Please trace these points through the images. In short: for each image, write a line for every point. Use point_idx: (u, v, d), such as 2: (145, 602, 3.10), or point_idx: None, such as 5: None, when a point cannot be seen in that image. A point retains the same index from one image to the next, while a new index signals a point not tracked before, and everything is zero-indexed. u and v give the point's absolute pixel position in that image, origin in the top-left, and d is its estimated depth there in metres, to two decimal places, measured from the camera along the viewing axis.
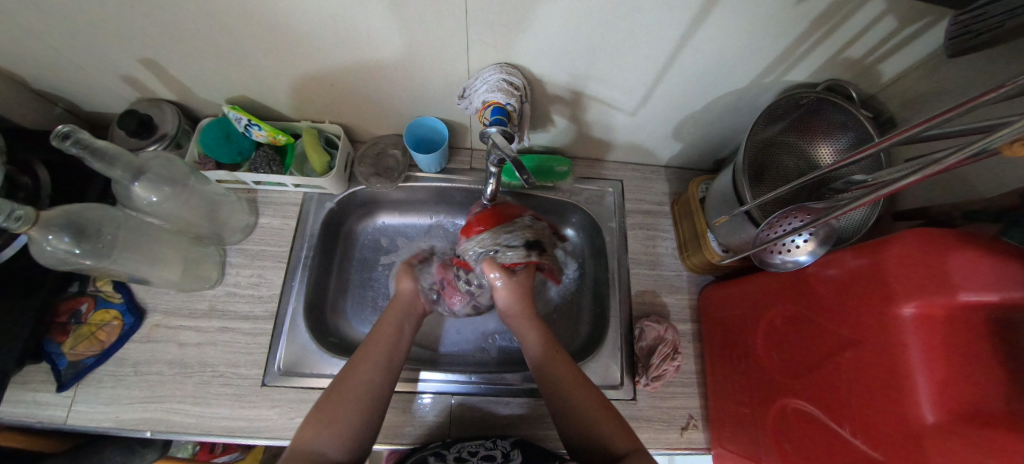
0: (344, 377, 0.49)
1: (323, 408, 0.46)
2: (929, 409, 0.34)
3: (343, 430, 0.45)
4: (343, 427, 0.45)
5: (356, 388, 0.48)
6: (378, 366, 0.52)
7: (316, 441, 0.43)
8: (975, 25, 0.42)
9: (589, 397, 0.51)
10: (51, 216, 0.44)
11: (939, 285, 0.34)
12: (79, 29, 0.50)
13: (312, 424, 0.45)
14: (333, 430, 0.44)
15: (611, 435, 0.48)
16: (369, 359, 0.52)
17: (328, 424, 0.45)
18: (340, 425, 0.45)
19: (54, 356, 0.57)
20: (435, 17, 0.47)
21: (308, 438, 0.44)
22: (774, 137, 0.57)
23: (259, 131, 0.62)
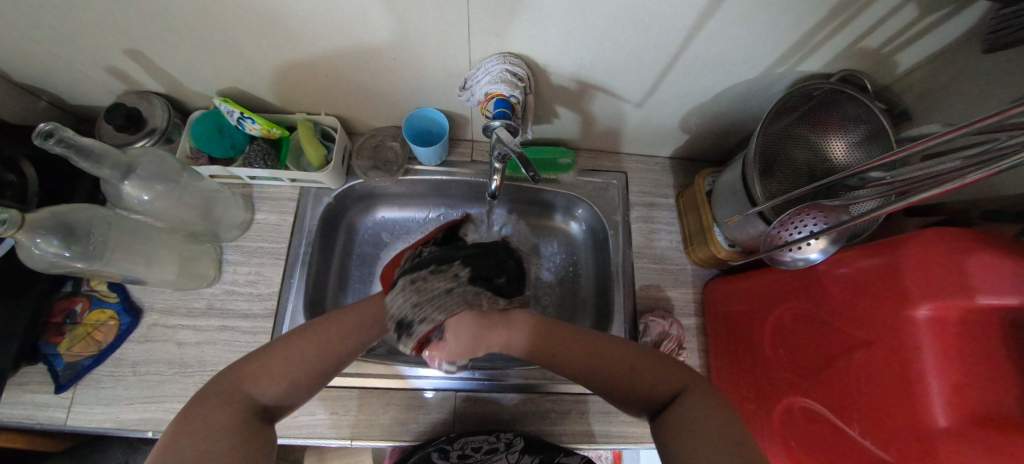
0: (309, 336, 0.46)
1: (278, 361, 0.44)
2: (942, 412, 0.33)
3: (288, 390, 0.44)
4: (290, 388, 0.44)
5: (316, 355, 0.45)
6: (349, 338, 0.47)
7: (257, 391, 0.42)
8: (1015, 20, 0.40)
9: (611, 346, 0.48)
10: (38, 218, 0.42)
11: (956, 287, 0.33)
12: (59, 19, 0.48)
13: (257, 373, 0.43)
14: (281, 388, 0.43)
15: (655, 382, 0.45)
16: (342, 325, 0.48)
17: (275, 382, 0.43)
18: (288, 385, 0.43)
19: (51, 357, 0.56)
20: (434, 5, 0.44)
21: (251, 384, 0.42)
22: (786, 129, 0.54)
23: (252, 125, 0.60)
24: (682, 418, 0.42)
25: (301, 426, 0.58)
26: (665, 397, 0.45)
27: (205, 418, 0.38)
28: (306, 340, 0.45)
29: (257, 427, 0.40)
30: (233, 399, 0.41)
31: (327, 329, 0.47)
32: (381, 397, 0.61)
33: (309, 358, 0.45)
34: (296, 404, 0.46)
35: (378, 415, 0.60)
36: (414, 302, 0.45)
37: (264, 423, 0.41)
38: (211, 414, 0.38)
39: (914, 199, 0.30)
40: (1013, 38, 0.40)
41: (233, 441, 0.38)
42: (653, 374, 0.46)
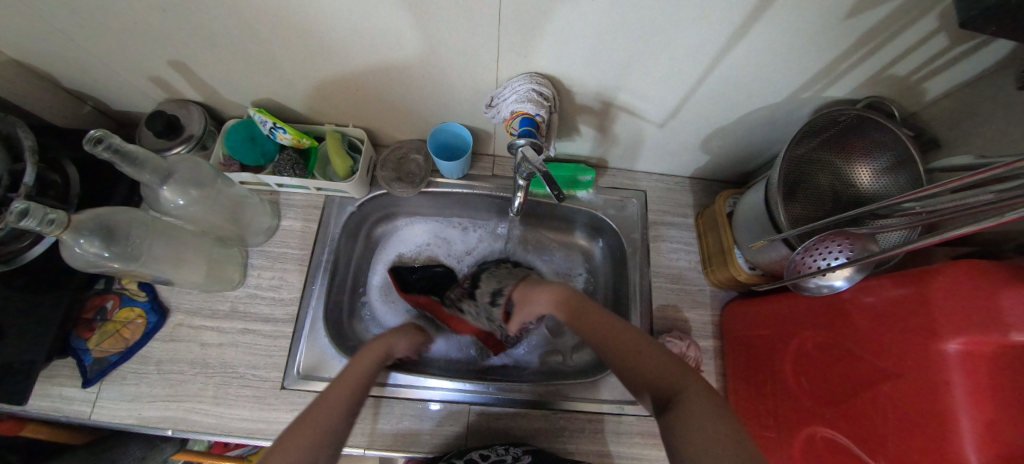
0: (296, 429, 0.41)
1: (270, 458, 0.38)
2: (973, 451, 0.32)
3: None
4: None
5: (310, 441, 0.40)
6: (337, 413, 0.45)
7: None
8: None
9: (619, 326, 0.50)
10: (83, 219, 0.44)
11: (988, 322, 0.33)
12: (113, 31, 0.51)
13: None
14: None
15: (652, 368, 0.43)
16: (329, 408, 0.45)
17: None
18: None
19: (81, 352, 0.58)
20: (467, 25, 0.46)
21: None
22: (810, 154, 0.55)
23: (283, 134, 0.62)
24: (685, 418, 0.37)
25: None
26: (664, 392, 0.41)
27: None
28: (296, 431, 0.41)
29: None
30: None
31: (312, 417, 0.43)
32: (395, 406, 0.61)
33: (307, 443, 0.40)
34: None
35: (391, 424, 0.60)
36: (498, 280, 0.70)
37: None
38: None
39: (950, 234, 0.30)
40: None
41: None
42: (651, 360, 0.44)
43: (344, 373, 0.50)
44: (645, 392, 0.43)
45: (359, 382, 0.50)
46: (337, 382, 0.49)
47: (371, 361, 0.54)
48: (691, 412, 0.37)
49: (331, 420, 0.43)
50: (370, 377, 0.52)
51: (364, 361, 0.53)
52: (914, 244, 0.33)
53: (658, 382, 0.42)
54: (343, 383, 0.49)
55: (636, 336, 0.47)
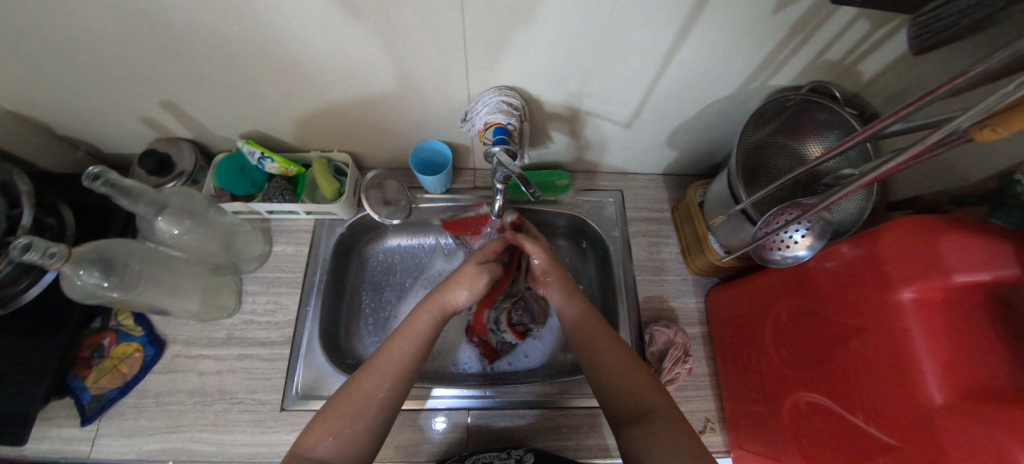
0: (349, 392, 0.46)
1: (326, 417, 0.44)
2: (937, 388, 0.35)
3: (342, 442, 0.43)
4: (348, 439, 0.43)
5: (362, 407, 0.45)
6: (392, 377, 0.48)
7: (312, 452, 0.42)
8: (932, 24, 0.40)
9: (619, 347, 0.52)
10: (83, 252, 0.47)
11: (933, 269, 0.36)
12: (107, 76, 0.54)
13: (312, 434, 0.43)
14: (334, 448, 0.42)
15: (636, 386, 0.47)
16: (381, 370, 0.48)
17: (330, 439, 0.43)
18: (344, 438, 0.43)
19: (78, 391, 0.58)
20: (436, 47, 0.50)
21: (307, 447, 0.42)
22: (765, 139, 0.59)
23: (272, 163, 0.65)
24: (649, 432, 0.42)
25: None
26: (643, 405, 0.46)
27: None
28: (343, 395, 0.46)
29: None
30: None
31: (362, 378, 0.47)
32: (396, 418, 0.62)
33: (352, 410, 0.45)
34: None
35: (394, 436, 0.61)
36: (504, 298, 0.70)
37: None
38: None
39: (880, 170, 0.31)
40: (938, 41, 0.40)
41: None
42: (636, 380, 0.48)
43: (396, 333, 0.52)
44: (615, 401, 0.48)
45: (413, 347, 0.51)
46: (388, 341, 0.51)
47: (426, 328, 0.53)
48: (657, 423, 0.43)
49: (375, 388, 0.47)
50: (428, 340, 0.53)
51: (419, 322, 0.53)
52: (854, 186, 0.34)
53: (627, 399, 0.47)
54: (390, 349, 0.50)
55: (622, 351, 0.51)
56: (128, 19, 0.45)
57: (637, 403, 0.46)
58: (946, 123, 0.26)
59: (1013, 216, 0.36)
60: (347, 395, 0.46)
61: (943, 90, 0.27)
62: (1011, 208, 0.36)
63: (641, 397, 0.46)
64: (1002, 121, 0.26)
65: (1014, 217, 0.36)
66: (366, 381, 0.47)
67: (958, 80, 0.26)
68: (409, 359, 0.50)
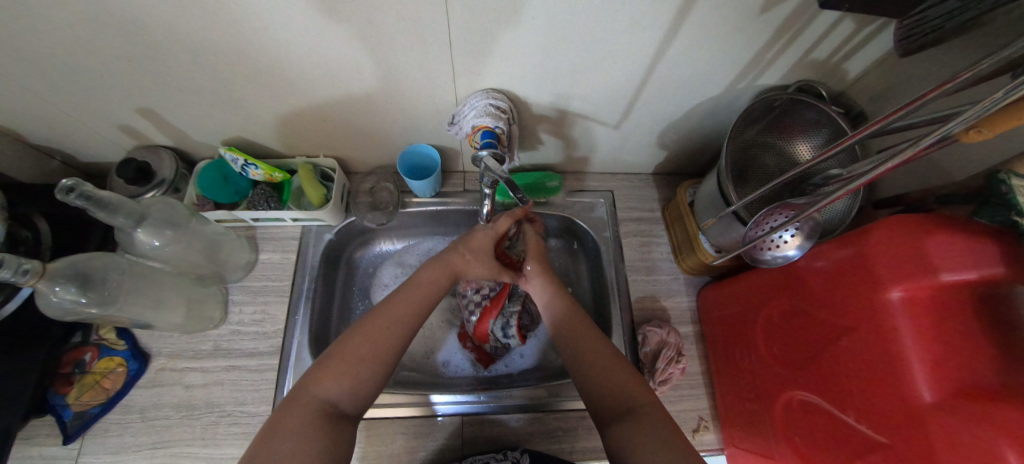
0: (359, 335, 0.47)
1: (339, 360, 0.45)
2: (927, 387, 0.35)
3: (351, 387, 0.44)
4: (356, 383, 0.44)
5: (371, 351, 0.46)
6: (400, 326, 0.49)
7: (323, 391, 0.43)
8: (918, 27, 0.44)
9: (601, 346, 0.52)
10: (58, 268, 0.45)
11: (921, 268, 0.36)
12: (79, 84, 0.52)
13: (321, 376, 0.44)
14: (339, 391, 0.44)
15: (621, 387, 0.47)
16: (390, 319, 0.49)
17: (343, 380, 0.44)
18: (354, 380, 0.44)
19: (60, 409, 0.56)
20: (421, 50, 0.49)
21: (318, 388, 0.43)
22: (753, 139, 0.59)
23: (255, 170, 0.64)
24: (634, 436, 0.42)
25: None
26: (627, 406, 0.45)
27: (285, 425, 0.39)
28: (352, 341, 0.46)
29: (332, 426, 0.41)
30: (301, 404, 0.42)
31: (374, 322, 0.48)
32: (389, 426, 0.61)
33: (359, 355, 0.45)
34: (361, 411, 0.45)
35: (387, 444, 0.60)
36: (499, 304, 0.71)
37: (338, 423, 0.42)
38: (294, 416, 0.40)
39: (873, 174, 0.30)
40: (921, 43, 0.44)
41: (316, 446, 0.39)
42: (621, 383, 0.47)
43: (402, 288, 0.54)
44: (604, 404, 0.47)
45: (419, 301, 0.53)
46: (397, 294, 0.53)
47: (435, 287, 0.55)
48: (645, 425, 0.42)
49: (384, 336, 0.48)
50: (433, 300, 0.54)
51: (427, 279, 0.55)
52: (846, 191, 0.33)
53: (615, 395, 0.47)
54: (401, 301, 0.52)
55: (606, 354, 0.51)
56: (101, 24, 0.44)
57: (623, 406, 0.45)
58: (936, 129, 0.26)
59: (997, 215, 0.37)
60: (358, 339, 0.47)
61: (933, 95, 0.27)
62: (995, 206, 0.37)
63: (633, 392, 0.46)
64: (989, 121, 0.27)
65: (998, 216, 0.37)
66: (378, 326, 0.48)
67: (946, 85, 0.26)
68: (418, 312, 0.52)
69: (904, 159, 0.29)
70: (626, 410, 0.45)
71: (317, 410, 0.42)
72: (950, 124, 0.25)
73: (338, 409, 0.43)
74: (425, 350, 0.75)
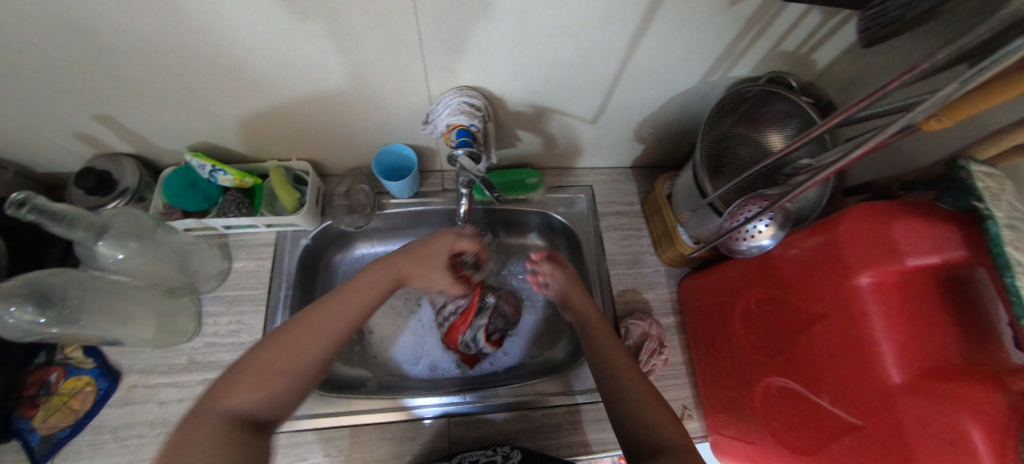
0: (284, 342, 0.42)
1: (254, 370, 0.40)
2: (896, 370, 0.36)
3: (268, 399, 0.39)
4: (274, 395, 0.40)
5: (296, 360, 0.41)
6: (333, 333, 0.44)
7: (230, 404, 0.38)
8: (880, 17, 0.42)
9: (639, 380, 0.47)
10: (13, 286, 0.43)
11: (888, 254, 0.37)
12: (25, 91, 0.49)
13: (231, 387, 0.39)
14: (244, 402, 0.38)
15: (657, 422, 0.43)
16: (322, 325, 0.44)
17: (257, 391, 0.39)
18: (271, 393, 0.39)
19: (24, 433, 0.54)
20: (388, 46, 0.48)
21: (226, 400, 0.38)
22: (727, 131, 0.60)
23: (224, 176, 0.62)
24: None
25: None
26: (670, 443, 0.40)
27: (185, 445, 0.34)
28: (273, 348, 0.41)
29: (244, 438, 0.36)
30: (203, 419, 0.36)
31: (299, 329, 0.43)
32: (375, 432, 0.60)
33: (275, 363, 0.40)
34: (274, 425, 0.40)
35: (374, 450, 0.59)
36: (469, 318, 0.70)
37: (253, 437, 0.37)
38: (191, 436, 0.35)
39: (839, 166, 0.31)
40: (885, 34, 0.42)
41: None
42: (658, 416, 0.43)
43: (337, 290, 0.49)
44: (639, 439, 0.42)
45: (358, 307, 0.48)
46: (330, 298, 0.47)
47: (377, 291, 0.50)
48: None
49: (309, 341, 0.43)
50: (375, 304, 0.50)
51: (370, 282, 0.50)
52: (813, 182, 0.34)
53: (654, 430, 0.42)
54: (335, 304, 0.46)
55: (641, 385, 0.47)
56: (43, 27, 0.41)
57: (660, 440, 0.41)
58: (898, 118, 0.26)
59: (959, 200, 0.37)
60: (276, 346, 0.41)
61: (895, 85, 0.27)
62: (957, 191, 0.37)
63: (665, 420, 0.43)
64: (951, 111, 0.27)
65: (959, 201, 0.37)
66: (304, 331, 0.43)
67: (907, 75, 0.26)
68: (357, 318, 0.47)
69: (869, 150, 0.29)
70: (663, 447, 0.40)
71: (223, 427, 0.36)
72: (911, 114, 0.25)
73: (250, 422, 0.38)
74: (409, 352, 0.75)
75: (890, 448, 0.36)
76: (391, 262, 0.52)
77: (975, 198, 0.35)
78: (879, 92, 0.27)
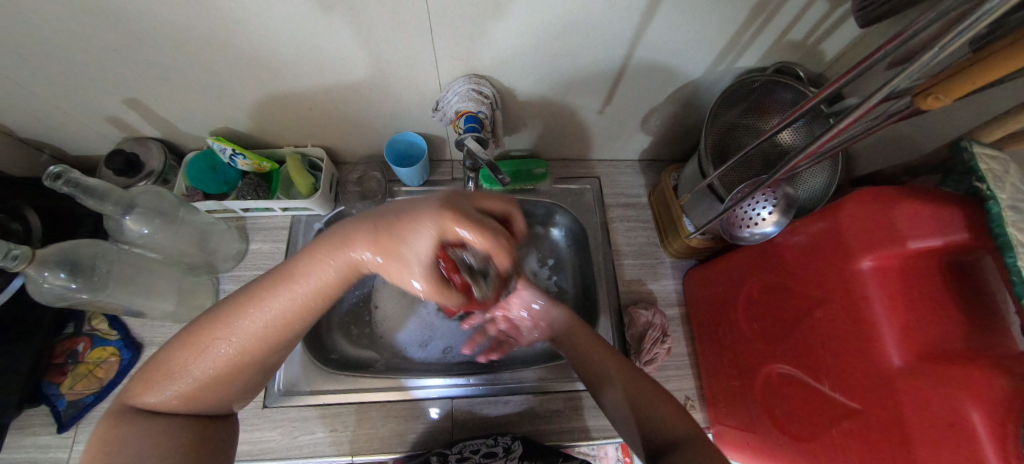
0: (192, 345, 0.38)
1: (161, 371, 0.38)
2: (897, 352, 0.36)
3: (185, 399, 0.39)
4: (192, 396, 0.39)
5: (209, 367, 0.39)
6: (253, 340, 0.39)
7: (145, 401, 0.38)
8: None
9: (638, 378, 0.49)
10: (47, 254, 0.46)
11: (889, 237, 0.38)
12: (64, 76, 0.53)
13: (145, 386, 0.38)
14: (174, 403, 0.39)
15: (665, 418, 0.45)
16: (235, 333, 0.38)
17: (167, 392, 0.38)
18: (185, 394, 0.39)
19: (54, 398, 0.57)
20: (400, 34, 0.49)
21: (142, 397, 0.38)
22: (732, 121, 0.60)
23: (244, 160, 0.64)
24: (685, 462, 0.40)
25: (302, 446, 0.59)
26: (677, 437, 0.43)
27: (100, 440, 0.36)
28: (181, 351, 0.38)
29: (159, 435, 0.37)
30: (117, 413, 0.38)
31: (217, 329, 0.38)
32: (380, 410, 0.62)
33: (193, 370, 0.38)
34: (215, 411, 0.42)
35: (379, 428, 0.61)
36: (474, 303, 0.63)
37: (203, 431, 0.40)
38: (103, 432, 0.36)
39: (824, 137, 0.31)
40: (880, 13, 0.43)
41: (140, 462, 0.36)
42: (665, 409, 0.46)
43: (270, 279, 0.39)
44: (651, 433, 0.45)
45: (285, 311, 0.39)
46: (257, 290, 0.39)
47: (320, 288, 0.40)
48: (701, 452, 0.41)
49: (228, 350, 0.39)
50: (317, 302, 0.41)
51: (305, 276, 0.39)
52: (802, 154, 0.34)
53: (664, 424, 0.45)
54: (258, 306, 0.38)
55: (636, 378, 0.49)
56: (82, 14, 0.44)
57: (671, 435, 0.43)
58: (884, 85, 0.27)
59: (961, 184, 0.38)
60: (193, 349, 0.38)
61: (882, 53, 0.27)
62: (958, 176, 0.39)
63: (674, 425, 0.45)
64: (945, 88, 0.28)
65: (961, 186, 0.38)
66: (222, 336, 0.38)
67: (894, 42, 0.26)
68: (290, 320, 0.40)
69: (855, 119, 0.29)
70: (673, 441, 0.43)
71: (153, 430, 0.37)
72: (894, 80, 0.26)
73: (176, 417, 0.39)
74: (415, 337, 0.76)
75: (890, 432, 0.36)
76: (338, 252, 0.39)
77: (976, 179, 0.35)
78: (867, 60, 0.28)
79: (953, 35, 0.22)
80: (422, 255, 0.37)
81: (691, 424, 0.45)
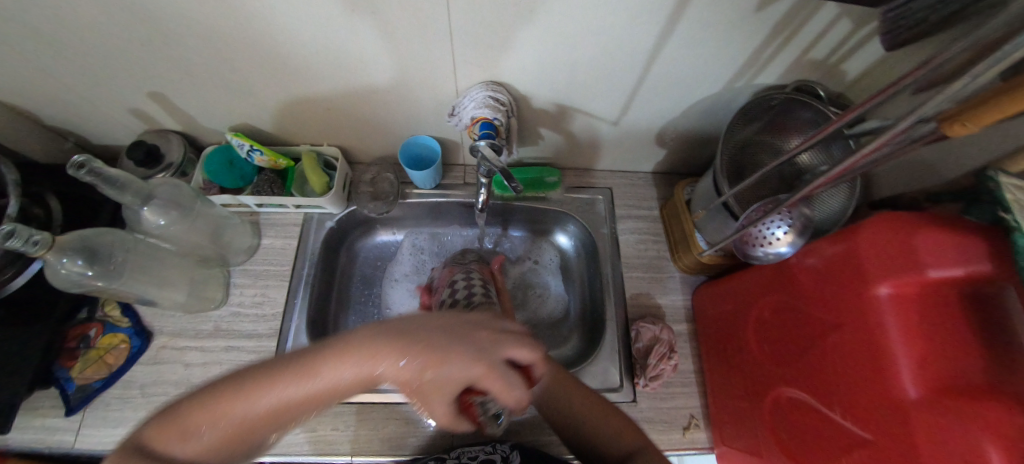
0: (209, 408, 0.34)
1: (177, 423, 0.34)
2: (912, 384, 0.35)
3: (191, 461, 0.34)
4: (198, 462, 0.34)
5: (219, 434, 0.34)
6: (267, 420, 0.35)
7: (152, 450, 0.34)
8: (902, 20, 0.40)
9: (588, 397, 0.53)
10: (67, 241, 0.47)
11: (908, 263, 0.37)
12: (93, 66, 0.54)
13: (156, 438, 0.34)
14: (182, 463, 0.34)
15: (614, 434, 0.50)
16: (254, 407, 0.34)
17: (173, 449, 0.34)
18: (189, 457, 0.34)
19: (64, 381, 0.58)
20: (420, 39, 0.50)
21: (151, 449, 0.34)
22: (749, 138, 0.60)
23: (260, 156, 0.65)
24: None
25: (302, 443, 0.59)
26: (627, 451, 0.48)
27: None
28: (200, 410, 0.34)
29: None
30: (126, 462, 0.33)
31: (235, 405, 0.34)
32: (381, 411, 0.62)
33: (208, 435, 0.34)
34: None
35: (379, 429, 0.61)
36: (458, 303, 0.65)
37: None
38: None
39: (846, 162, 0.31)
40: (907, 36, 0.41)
41: None
42: (614, 426, 0.50)
43: (303, 355, 0.35)
44: (604, 450, 0.50)
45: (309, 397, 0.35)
46: (278, 373, 0.35)
47: (341, 388, 0.35)
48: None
49: (240, 424, 0.34)
50: (334, 399, 0.35)
51: (329, 376, 0.34)
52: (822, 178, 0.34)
53: (617, 436, 0.49)
54: (283, 387, 0.34)
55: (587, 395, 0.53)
56: (114, 8, 0.45)
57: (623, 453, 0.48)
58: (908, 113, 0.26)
59: (986, 213, 0.37)
60: (208, 413, 0.34)
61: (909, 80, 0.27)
62: (986, 205, 0.37)
63: (623, 440, 0.49)
64: (971, 117, 0.27)
65: (987, 214, 0.37)
66: (239, 414, 0.34)
67: (920, 69, 0.26)
68: (306, 410, 0.35)
69: (879, 145, 0.29)
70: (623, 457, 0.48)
71: None
72: (921, 108, 0.25)
73: None
74: None
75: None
76: (365, 363, 0.34)
77: (1004, 209, 0.34)
78: (893, 86, 0.28)
79: (984, 65, 0.22)
80: (451, 391, 0.33)
81: (640, 439, 0.49)
